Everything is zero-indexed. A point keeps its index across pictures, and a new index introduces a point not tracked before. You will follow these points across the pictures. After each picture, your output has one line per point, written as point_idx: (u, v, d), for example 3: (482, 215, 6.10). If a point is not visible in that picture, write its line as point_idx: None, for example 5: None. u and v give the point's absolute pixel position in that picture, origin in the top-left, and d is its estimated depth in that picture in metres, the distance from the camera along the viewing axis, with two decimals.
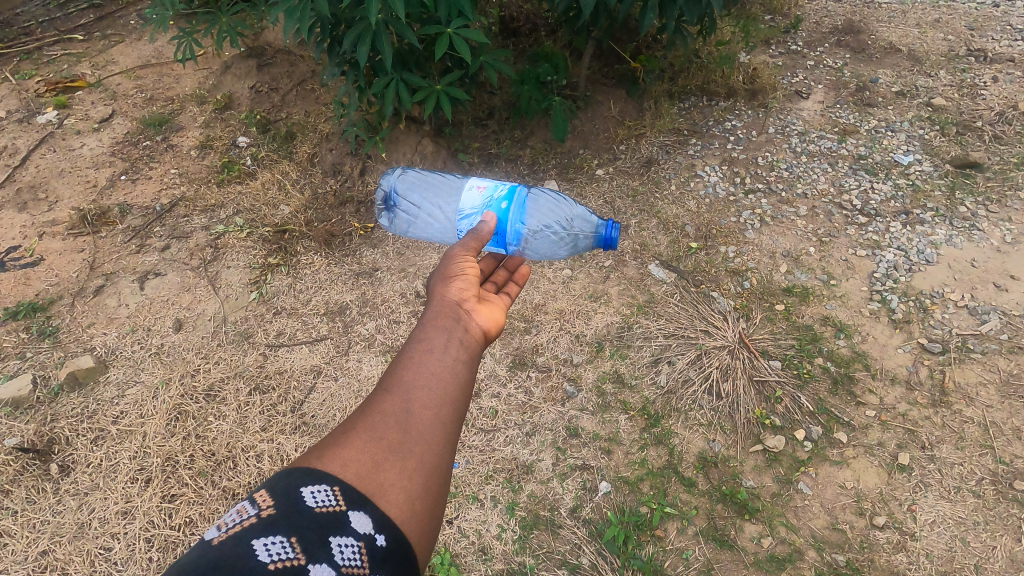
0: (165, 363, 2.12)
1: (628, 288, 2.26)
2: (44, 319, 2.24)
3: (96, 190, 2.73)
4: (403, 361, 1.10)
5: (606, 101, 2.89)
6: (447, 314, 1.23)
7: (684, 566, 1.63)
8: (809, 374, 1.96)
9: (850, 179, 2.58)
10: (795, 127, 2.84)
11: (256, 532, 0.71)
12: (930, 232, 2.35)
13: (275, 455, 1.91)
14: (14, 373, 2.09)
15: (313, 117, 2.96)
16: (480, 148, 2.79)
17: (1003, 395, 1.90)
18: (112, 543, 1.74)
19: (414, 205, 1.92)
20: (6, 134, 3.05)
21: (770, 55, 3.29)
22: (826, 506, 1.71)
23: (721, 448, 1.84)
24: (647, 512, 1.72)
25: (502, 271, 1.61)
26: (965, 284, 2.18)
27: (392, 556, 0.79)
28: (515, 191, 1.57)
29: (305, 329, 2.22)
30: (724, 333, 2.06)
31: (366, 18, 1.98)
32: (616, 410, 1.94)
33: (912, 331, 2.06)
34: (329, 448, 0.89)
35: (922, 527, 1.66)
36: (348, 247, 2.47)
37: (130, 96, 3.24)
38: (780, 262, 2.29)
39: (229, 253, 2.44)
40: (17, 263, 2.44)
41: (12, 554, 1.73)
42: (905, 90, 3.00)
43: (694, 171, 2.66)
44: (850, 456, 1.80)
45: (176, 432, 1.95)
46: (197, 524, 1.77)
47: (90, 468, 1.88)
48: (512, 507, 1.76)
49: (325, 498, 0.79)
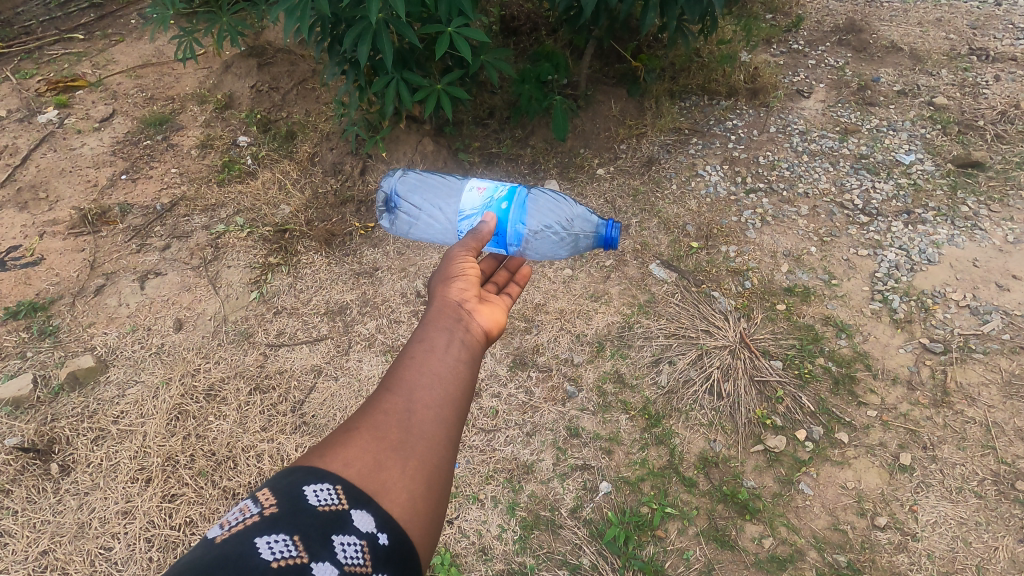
0: (165, 363, 2.12)
1: (629, 288, 2.26)
2: (44, 319, 2.24)
3: (97, 189, 2.73)
4: (404, 361, 1.09)
5: (606, 101, 2.89)
6: (448, 314, 1.23)
7: (684, 567, 1.62)
8: (810, 374, 1.95)
9: (852, 179, 2.57)
10: (796, 127, 2.83)
11: (258, 531, 0.71)
12: (932, 232, 2.35)
13: (275, 455, 1.90)
14: (14, 373, 2.09)
15: (313, 117, 2.96)
16: (480, 148, 2.79)
17: (1005, 396, 1.89)
18: (113, 543, 1.74)
19: (414, 207, 1.92)
20: (6, 133, 3.05)
21: (771, 54, 3.29)
22: (827, 506, 1.70)
23: (721, 448, 1.83)
24: (648, 512, 1.72)
25: (503, 271, 1.60)
26: (967, 284, 2.18)
27: (395, 555, 0.79)
28: (515, 192, 1.57)
29: (305, 329, 2.22)
30: (725, 333, 2.06)
31: (367, 18, 1.98)
32: (617, 410, 1.94)
33: (914, 332, 2.06)
34: (331, 447, 0.89)
35: (923, 528, 1.65)
36: (348, 247, 2.47)
37: (130, 95, 3.24)
38: (781, 261, 2.28)
39: (230, 253, 2.44)
40: (17, 262, 2.44)
41: (12, 553, 1.73)
42: (907, 89, 2.99)
43: (694, 170, 2.65)
44: (852, 456, 1.80)
45: (176, 431, 1.95)
46: (197, 524, 1.77)
47: (90, 468, 1.88)
48: (512, 507, 1.76)
49: (328, 497, 0.78)
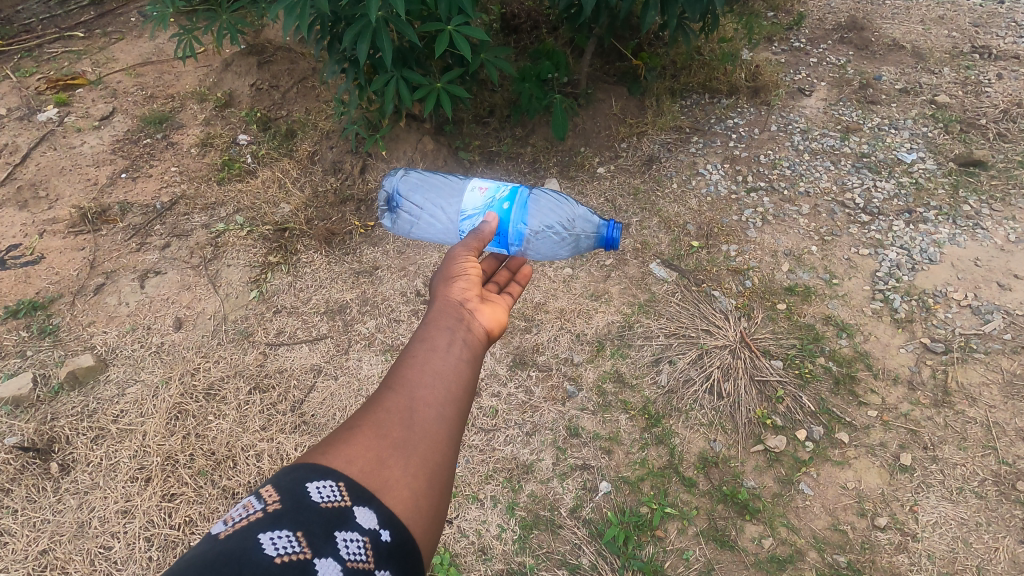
0: (165, 362, 2.12)
1: (629, 287, 2.26)
2: (44, 318, 2.24)
3: (97, 188, 2.72)
4: (407, 359, 1.09)
5: (607, 99, 2.88)
6: (449, 313, 1.23)
7: (684, 567, 1.62)
8: (811, 374, 1.95)
9: (853, 178, 2.56)
10: (798, 125, 2.82)
11: (262, 527, 0.71)
12: (933, 231, 2.34)
13: (274, 455, 1.90)
14: (15, 372, 2.09)
15: (314, 115, 2.95)
16: (481, 146, 2.78)
17: (1006, 396, 1.89)
18: (112, 543, 1.74)
19: (416, 206, 1.91)
20: (6, 132, 3.05)
21: (772, 52, 3.27)
22: (828, 506, 1.70)
23: (721, 448, 1.83)
24: (648, 512, 1.71)
25: (504, 271, 1.58)
26: (968, 284, 2.17)
27: (397, 552, 0.79)
28: (516, 192, 1.56)
29: (305, 328, 2.22)
30: (725, 333, 2.05)
31: (367, 16, 1.97)
32: (617, 410, 1.94)
33: (915, 331, 2.05)
34: (333, 444, 0.89)
35: (924, 528, 1.65)
36: (348, 246, 2.46)
37: (130, 94, 3.23)
38: (781, 261, 2.28)
39: (230, 252, 2.44)
40: (17, 261, 2.44)
41: (12, 553, 1.73)
42: (909, 87, 2.98)
43: (695, 169, 2.64)
44: (852, 457, 1.79)
45: (176, 431, 1.95)
46: (197, 523, 1.77)
47: (90, 467, 1.88)
48: (511, 507, 1.76)
49: (331, 494, 0.78)
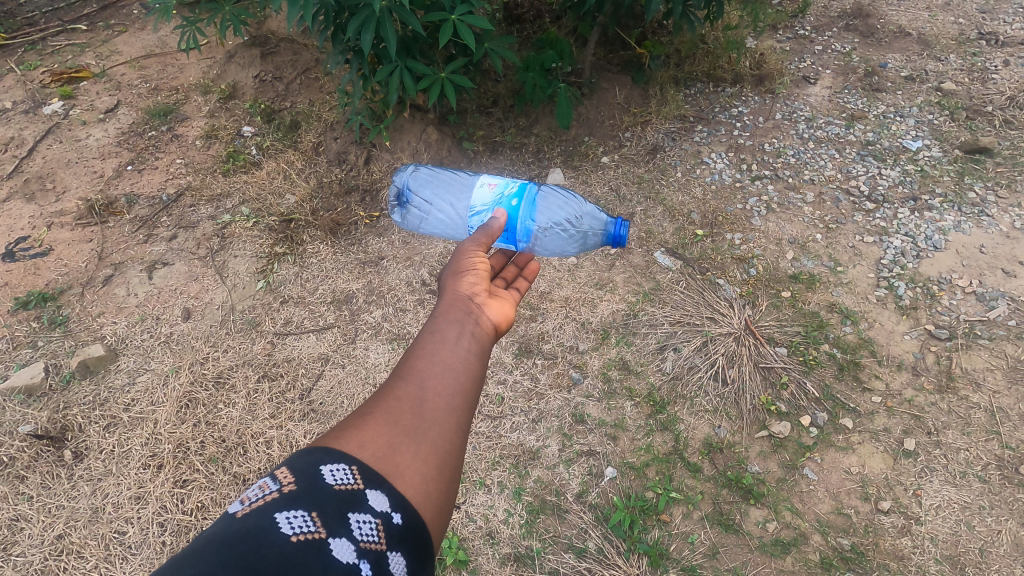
0: (175, 352, 2.14)
1: (634, 275, 2.26)
2: (54, 308, 2.27)
3: (103, 180, 2.74)
4: (417, 349, 1.10)
5: (611, 89, 2.90)
6: (458, 306, 1.24)
7: (689, 550, 1.64)
8: (815, 360, 1.96)
9: (858, 166, 2.56)
10: (802, 114, 2.80)
11: (278, 507, 0.73)
12: (938, 218, 2.34)
13: (285, 442, 1.92)
14: (27, 362, 2.12)
15: (318, 105, 2.96)
16: (485, 136, 2.80)
17: (1010, 380, 1.90)
18: (126, 528, 1.77)
19: (425, 201, 1.92)
20: (12, 125, 3.06)
21: (777, 40, 3.26)
22: (831, 491, 1.72)
23: (726, 433, 1.85)
24: (653, 497, 1.74)
25: (512, 266, 1.62)
26: (973, 270, 2.17)
27: (409, 535, 0.80)
28: (525, 188, 1.56)
29: (312, 318, 2.24)
30: (730, 320, 2.05)
31: (370, 5, 1.96)
32: (622, 397, 1.95)
33: (919, 318, 2.06)
34: (345, 430, 0.90)
35: (928, 512, 1.66)
36: (354, 237, 2.48)
37: (134, 86, 3.24)
38: (786, 248, 2.28)
39: (237, 243, 2.45)
40: (26, 254, 2.46)
41: (28, 537, 1.76)
42: (914, 74, 2.96)
43: (700, 158, 2.64)
44: (856, 442, 1.81)
45: (187, 418, 1.98)
46: (209, 509, 1.79)
47: (102, 455, 1.91)
48: (518, 493, 1.78)
49: (344, 477, 0.80)
